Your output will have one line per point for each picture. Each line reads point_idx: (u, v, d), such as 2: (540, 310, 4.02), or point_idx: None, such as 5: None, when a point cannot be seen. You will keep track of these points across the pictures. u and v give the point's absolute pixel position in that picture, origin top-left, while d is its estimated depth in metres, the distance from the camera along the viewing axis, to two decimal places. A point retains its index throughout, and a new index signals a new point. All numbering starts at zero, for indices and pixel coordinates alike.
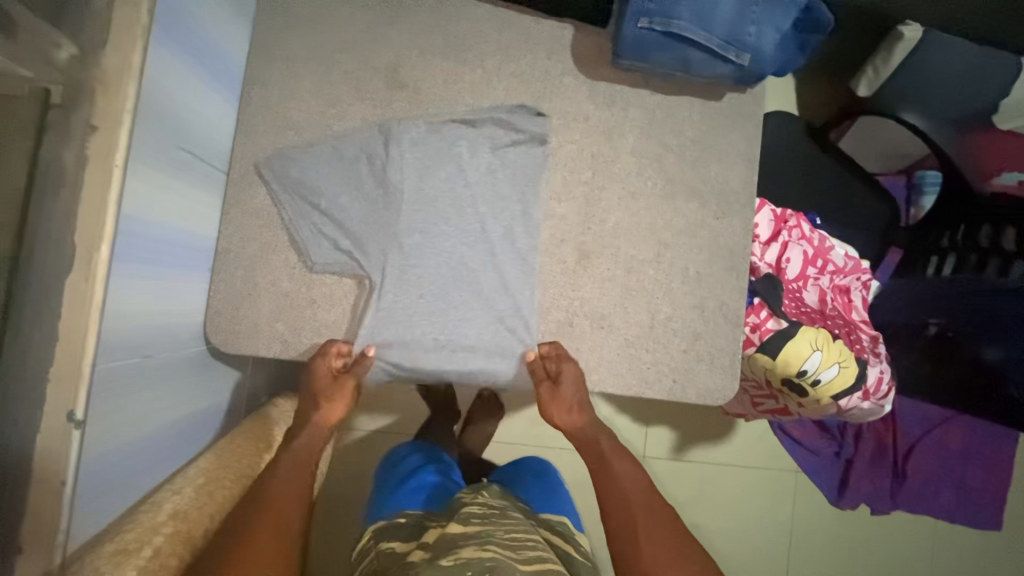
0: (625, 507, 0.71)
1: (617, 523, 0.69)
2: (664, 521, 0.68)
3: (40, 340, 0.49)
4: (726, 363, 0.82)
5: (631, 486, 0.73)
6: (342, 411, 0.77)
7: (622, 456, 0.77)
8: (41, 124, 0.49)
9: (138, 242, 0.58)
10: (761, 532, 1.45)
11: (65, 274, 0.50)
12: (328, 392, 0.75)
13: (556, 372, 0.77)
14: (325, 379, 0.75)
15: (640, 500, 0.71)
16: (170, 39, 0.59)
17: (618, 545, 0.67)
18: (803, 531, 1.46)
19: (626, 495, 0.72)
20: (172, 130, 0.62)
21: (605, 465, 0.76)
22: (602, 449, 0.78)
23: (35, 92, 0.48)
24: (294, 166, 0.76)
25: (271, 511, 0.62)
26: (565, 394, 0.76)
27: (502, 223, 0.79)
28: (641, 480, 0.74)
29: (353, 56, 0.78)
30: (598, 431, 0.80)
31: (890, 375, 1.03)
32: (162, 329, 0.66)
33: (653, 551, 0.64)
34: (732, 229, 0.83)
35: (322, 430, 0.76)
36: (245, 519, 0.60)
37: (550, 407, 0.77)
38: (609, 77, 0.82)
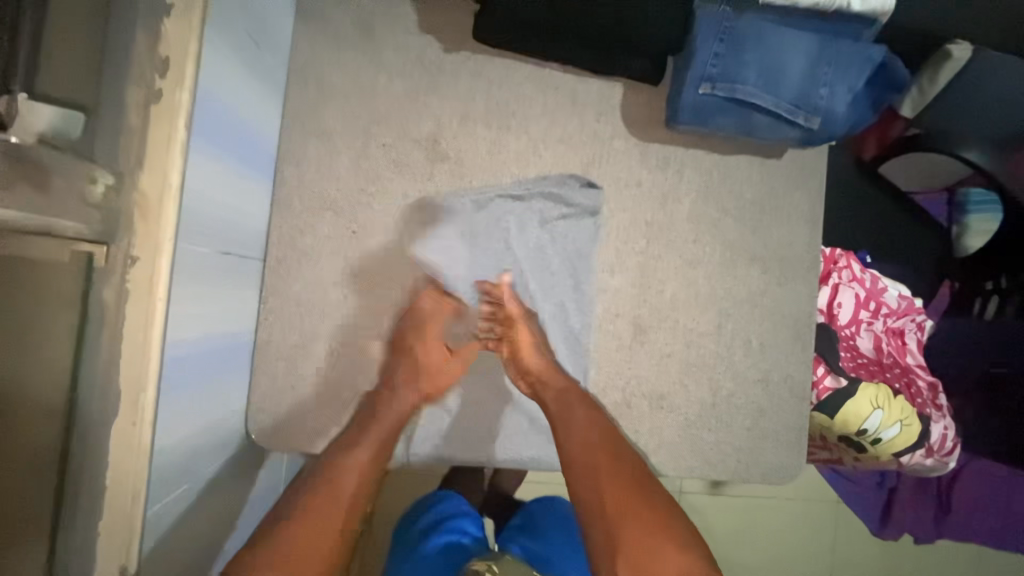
0: (588, 453, 0.63)
1: (578, 473, 0.62)
2: (632, 468, 0.62)
3: (90, 493, 0.46)
4: (792, 440, 0.78)
5: (595, 432, 0.65)
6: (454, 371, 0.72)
7: (585, 401, 0.68)
8: (83, 293, 0.45)
9: (183, 364, 0.54)
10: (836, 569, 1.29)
11: (109, 425, 0.46)
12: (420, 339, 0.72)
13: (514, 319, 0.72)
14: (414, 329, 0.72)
15: (603, 445, 0.64)
16: (208, 142, 0.54)
17: (583, 497, 0.61)
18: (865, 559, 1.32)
19: (586, 438, 0.64)
20: (209, 235, 0.57)
21: (563, 408, 0.67)
22: (576, 399, 0.67)
23: (76, 257, 0.45)
24: (336, 251, 0.72)
25: (314, 497, 0.59)
26: (524, 336, 0.71)
27: (553, 300, 0.75)
28: (602, 426, 0.65)
29: (391, 126, 0.73)
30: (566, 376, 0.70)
31: (954, 430, 0.98)
32: (210, 439, 0.62)
33: (614, 503, 0.58)
34: (797, 295, 0.78)
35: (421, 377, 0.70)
36: (283, 513, 0.57)
37: (514, 351, 0.70)
38: (663, 137, 0.77)
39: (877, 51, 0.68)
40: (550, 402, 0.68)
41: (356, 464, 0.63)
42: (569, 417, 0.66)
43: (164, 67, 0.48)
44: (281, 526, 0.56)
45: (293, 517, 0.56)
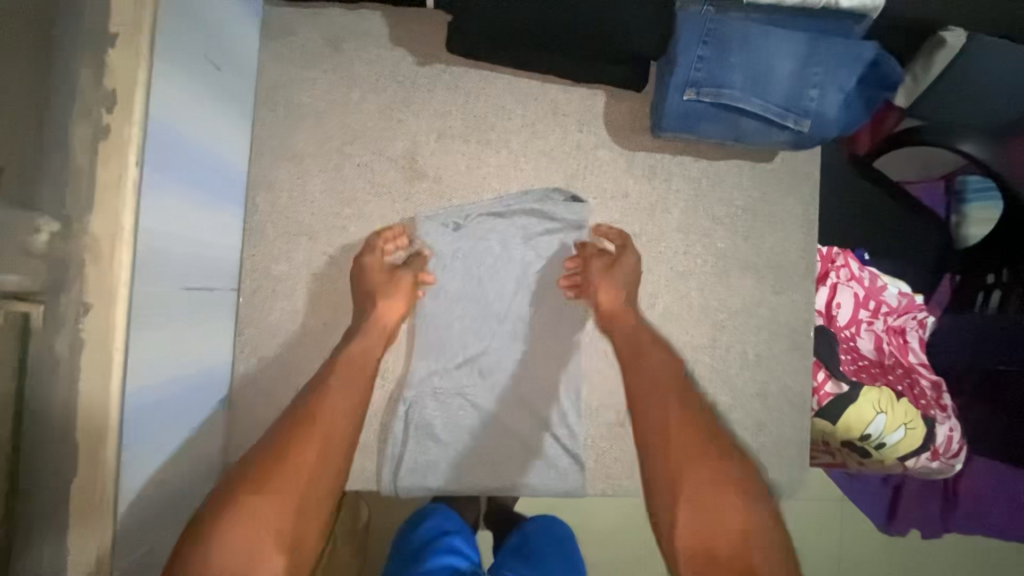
0: (657, 398, 0.64)
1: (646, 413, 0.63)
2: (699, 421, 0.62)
3: (52, 555, 0.44)
4: (793, 453, 0.75)
5: (667, 379, 0.65)
6: (399, 310, 0.67)
7: (658, 348, 0.69)
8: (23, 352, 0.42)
9: (151, 410, 0.52)
10: None
11: (69, 484, 0.44)
12: (383, 288, 0.67)
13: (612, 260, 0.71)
14: (381, 274, 0.68)
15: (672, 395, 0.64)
16: (166, 176, 0.51)
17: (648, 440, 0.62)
18: None
19: (658, 380, 0.65)
20: (175, 272, 0.54)
21: (637, 355, 0.67)
22: (642, 342, 0.69)
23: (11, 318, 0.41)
24: (313, 278, 0.69)
25: (315, 427, 0.58)
26: (616, 275, 0.70)
27: (542, 320, 0.72)
28: (678, 375, 0.66)
29: (366, 146, 0.70)
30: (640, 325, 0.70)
31: (960, 432, 0.95)
32: (187, 481, 0.60)
33: (677, 455, 0.58)
34: (793, 304, 0.76)
35: (379, 332, 0.66)
36: (281, 438, 0.57)
37: (597, 284, 0.70)
38: (649, 145, 0.74)
39: (868, 48, 0.65)
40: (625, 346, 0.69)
41: (348, 398, 0.61)
42: (640, 364, 0.67)
43: (111, 101, 0.45)
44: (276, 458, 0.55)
45: (293, 443, 0.56)
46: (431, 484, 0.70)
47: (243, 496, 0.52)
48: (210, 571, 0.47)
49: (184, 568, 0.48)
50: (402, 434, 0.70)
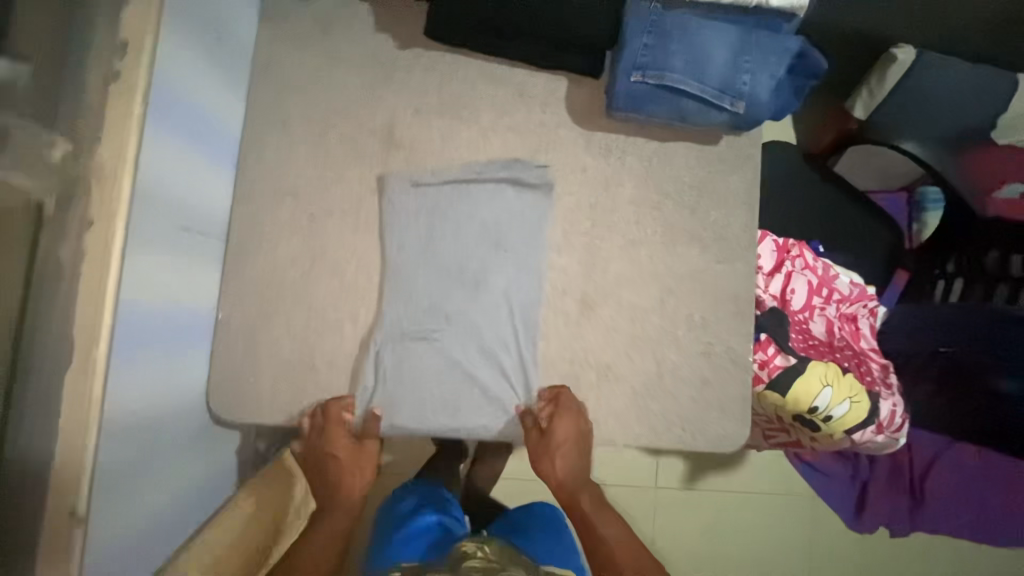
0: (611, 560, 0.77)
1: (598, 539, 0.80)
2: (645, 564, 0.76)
3: (41, 440, 0.49)
4: (736, 410, 0.81)
5: (622, 539, 0.80)
6: (365, 482, 0.81)
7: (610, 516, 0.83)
8: (35, 227, 0.48)
9: (139, 324, 0.58)
10: (782, 543, 1.52)
11: (62, 373, 0.50)
12: (353, 464, 0.79)
13: (549, 420, 0.78)
14: (348, 453, 0.78)
15: (622, 550, 0.78)
16: (164, 122, 0.59)
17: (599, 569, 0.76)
18: (823, 540, 1.53)
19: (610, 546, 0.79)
20: (170, 210, 0.62)
21: (589, 519, 0.82)
22: (591, 502, 0.84)
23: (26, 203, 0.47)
24: (295, 233, 0.76)
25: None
26: (558, 432, 0.77)
27: (506, 278, 0.79)
28: (621, 524, 0.82)
29: (348, 118, 0.78)
30: (581, 487, 0.84)
31: (902, 408, 1.01)
32: (167, 406, 0.66)
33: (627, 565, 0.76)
34: (736, 272, 0.83)
35: (348, 502, 0.79)
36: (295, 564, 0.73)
37: (539, 451, 0.79)
38: (605, 126, 0.82)
39: (794, 42, 0.74)
40: (587, 516, 0.82)
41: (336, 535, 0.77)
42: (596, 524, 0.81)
43: (123, 49, 0.53)
44: None
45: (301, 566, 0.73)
46: (397, 425, 0.76)
47: None
48: None
49: None
50: (370, 378, 0.76)
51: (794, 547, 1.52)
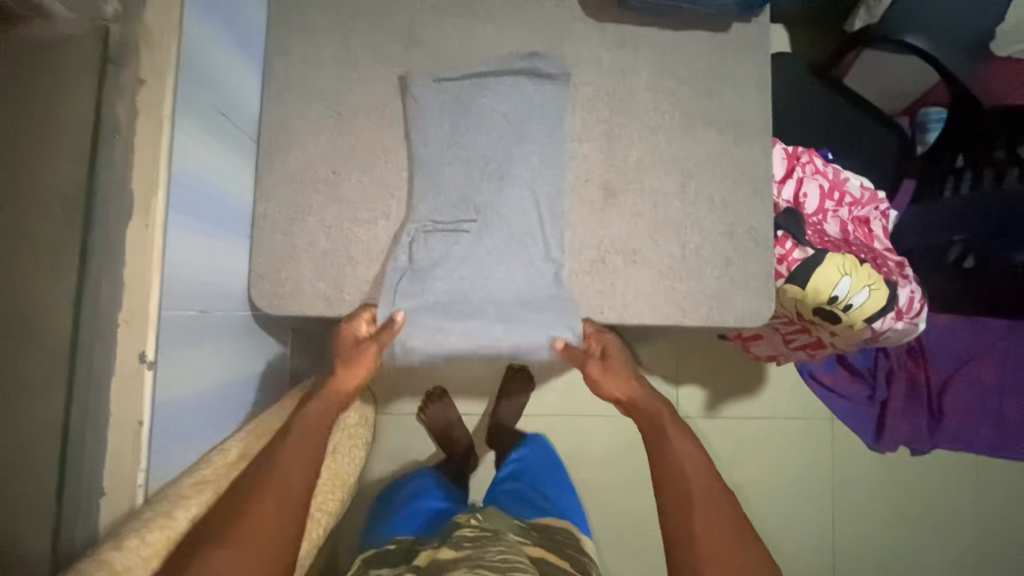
0: (682, 489, 0.70)
1: (669, 481, 0.71)
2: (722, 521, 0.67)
3: (109, 284, 0.51)
4: (761, 287, 0.83)
5: (692, 474, 0.71)
6: (359, 380, 0.77)
7: (679, 431, 0.76)
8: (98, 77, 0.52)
9: (189, 195, 0.60)
10: (806, 465, 1.54)
11: (125, 224, 0.52)
12: (350, 357, 0.76)
13: (603, 350, 0.82)
14: (349, 343, 0.77)
15: (699, 485, 0.70)
16: (197, 0, 0.61)
17: (665, 504, 0.70)
18: (844, 460, 1.54)
19: (686, 477, 0.71)
20: (208, 92, 0.64)
21: (662, 439, 0.75)
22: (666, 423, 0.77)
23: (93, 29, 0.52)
24: (323, 132, 0.79)
25: (270, 485, 0.56)
26: (614, 367, 0.82)
27: (529, 169, 0.81)
28: (701, 461, 0.73)
29: (368, 20, 0.80)
30: (659, 405, 0.79)
31: (920, 294, 1.04)
32: (222, 287, 0.68)
33: (702, 523, 0.67)
34: (753, 154, 0.84)
35: (337, 397, 0.76)
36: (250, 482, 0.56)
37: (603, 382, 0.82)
38: (618, 18, 0.84)
39: None
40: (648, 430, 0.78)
41: (306, 451, 0.61)
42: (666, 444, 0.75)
43: None
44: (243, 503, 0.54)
45: (246, 499, 0.55)
46: (434, 310, 0.77)
47: (211, 544, 0.51)
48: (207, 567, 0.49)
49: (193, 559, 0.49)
50: (408, 265, 0.78)
51: (819, 468, 1.54)
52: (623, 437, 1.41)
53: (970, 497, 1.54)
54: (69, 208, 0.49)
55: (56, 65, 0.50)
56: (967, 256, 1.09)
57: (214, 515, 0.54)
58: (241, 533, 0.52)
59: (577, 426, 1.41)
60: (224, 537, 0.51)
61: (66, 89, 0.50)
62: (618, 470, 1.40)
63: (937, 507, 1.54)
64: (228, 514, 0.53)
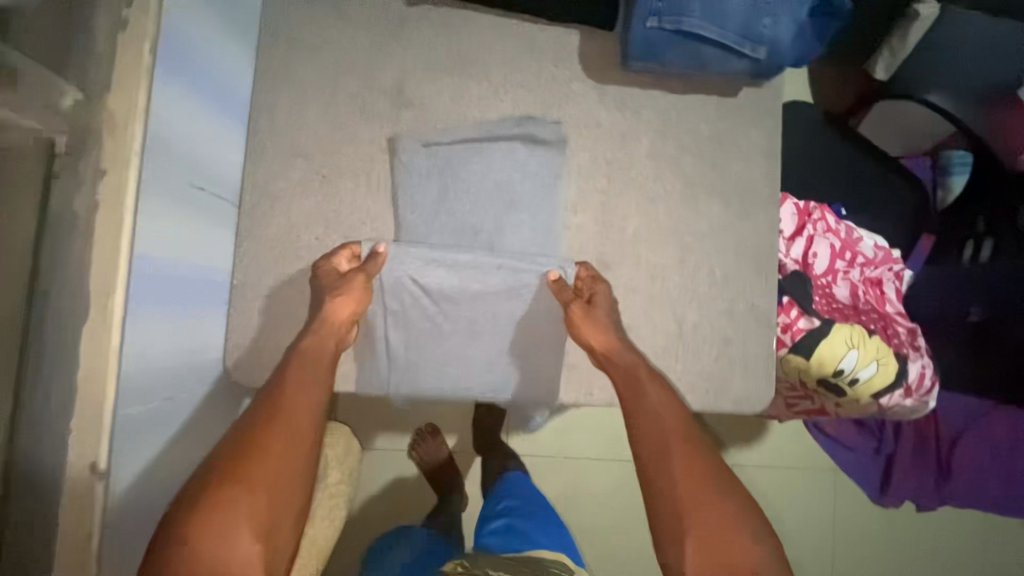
0: (660, 440, 0.64)
1: (645, 432, 0.65)
2: (701, 463, 0.61)
3: (58, 393, 0.48)
4: (760, 369, 0.79)
5: (668, 421, 0.66)
6: (354, 309, 0.70)
7: (657, 385, 0.69)
8: (50, 171, 0.48)
9: (157, 281, 0.58)
10: (806, 518, 1.49)
11: (79, 327, 0.49)
12: (339, 286, 0.70)
13: (589, 296, 0.75)
14: (332, 274, 0.72)
15: (673, 429, 0.65)
16: (173, 73, 0.58)
17: (644, 462, 0.63)
18: (845, 514, 1.50)
19: (661, 424, 0.65)
20: (183, 167, 0.61)
21: (638, 391, 0.69)
22: (643, 377, 0.70)
23: (39, 143, 0.48)
24: (307, 195, 0.76)
25: (279, 419, 0.59)
26: (596, 316, 0.73)
27: (520, 238, 0.78)
28: (675, 409, 0.67)
29: (357, 77, 0.77)
30: (635, 357, 0.72)
31: (932, 370, 0.99)
32: (188, 366, 0.66)
33: (682, 463, 0.61)
34: (758, 228, 0.80)
35: (334, 326, 0.69)
36: (252, 423, 0.58)
37: (580, 326, 0.73)
38: (620, 80, 0.80)
39: None
40: (618, 376, 0.71)
41: (314, 384, 0.64)
42: (641, 400, 0.68)
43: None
44: (252, 436, 0.57)
45: (259, 430, 0.57)
46: (397, 363, 0.77)
47: (223, 473, 0.53)
48: (232, 489, 0.52)
49: (206, 485, 0.52)
50: (387, 318, 0.76)
51: (819, 521, 1.49)
52: (615, 484, 1.37)
53: (974, 557, 1.49)
54: (11, 325, 0.46)
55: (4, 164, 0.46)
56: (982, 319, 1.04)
57: (234, 437, 0.57)
58: (251, 473, 0.54)
59: (568, 470, 1.38)
60: (235, 463, 0.54)
61: (15, 187, 0.46)
62: (608, 516, 1.37)
63: (940, 566, 1.49)
64: (242, 444, 0.56)
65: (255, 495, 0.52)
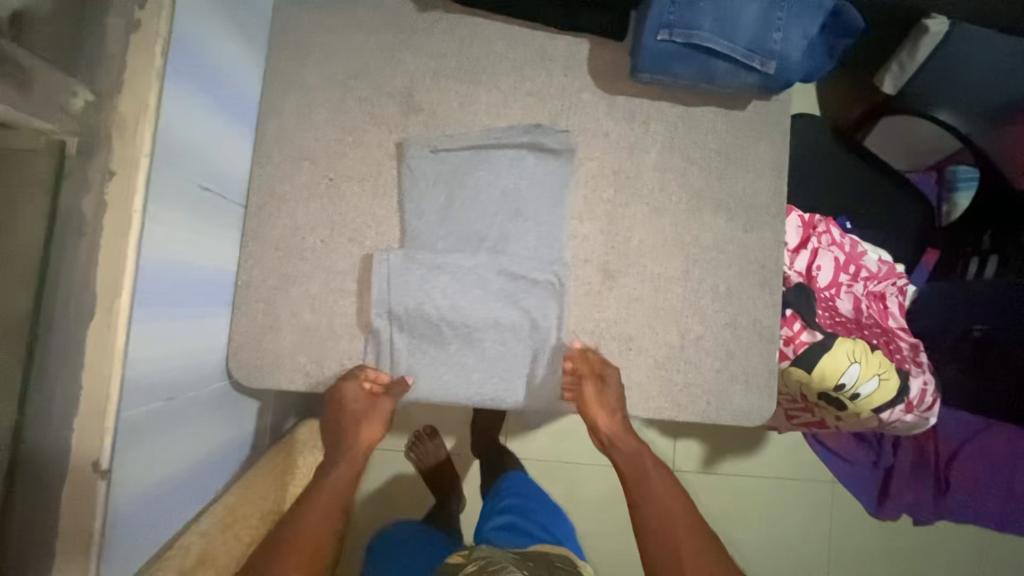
0: (665, 531, 0.72)
1: (647, 522, 0.73)
2: (704, 551, 0.71)
3: (63, 394, 0.48)
4: (762, 383, 0.79)
5: (673, 508, 0.75)
6: (378, 433, 0.77)
7: (660, 473, 0.78)
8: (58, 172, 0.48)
9: (160, 283, 0.57)
10: (804, 529, 1.48)
11: (84, 328, 0.49)
12: (364, 412, 0.75)
13: (600, 379, 0.76)
14: (360, 398, 0.75)
15: (680, 521, 0.73)
16: (183, 75, 0.58)
17: (652, 553, 0.71)
18: (842, 526, 1.50)
19: (666, 513, 0.74)
20: (191, 169, 0.61)
21: (645, 484, 0.76)
22: (646, 466, 0.78)
23: (50, 144, 0.48)
24: (314, 198, 0.76)
25: (296, 552, 0.64)
26: (607, 399, 0.76)
27: (525, 246, 0.77)
28: (681, 498, 0.76)
29: (367, 82, 0.77)
30: (643, 450, 0.79)
31: (934, 386, 0.98)
32: (189, 367, 0.66)
33: (688, 545, 0.71)
34: (763, 241, 0.80)
35: (358, 454, 0.76)
36: (270, 557, 0.63)
37: (592, 407, 0.76)
38: (629, 90, 0.80)
39: None
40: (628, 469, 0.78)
41: (332, 508, 0.70)
42: (647, 489, 0.76)
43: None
44: (273, 570, 0.62)
45: (273, 566, 0.62)
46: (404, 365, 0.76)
47: None
48: None
49: None
50: (389, 317, 0.75)
51: (817, 533, 1.48)
52: (613, 491, 1.37)
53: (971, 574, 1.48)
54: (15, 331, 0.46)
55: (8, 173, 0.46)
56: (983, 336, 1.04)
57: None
58: None
59: (567, 476, 1.38)
60: None
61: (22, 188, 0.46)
62: (605, 523, 1.37)
63: None
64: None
65: None
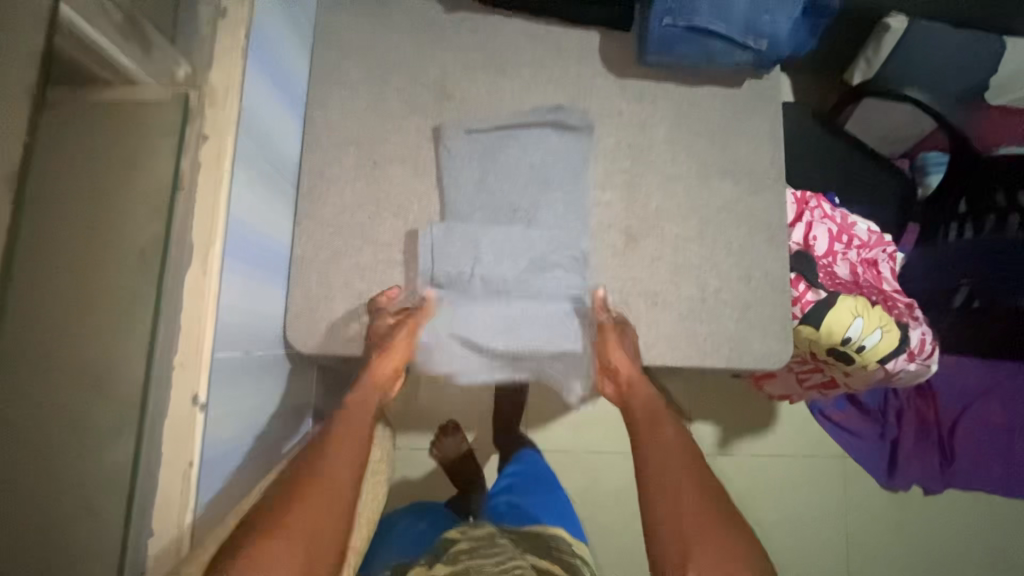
0: (668, 475, 0.68)
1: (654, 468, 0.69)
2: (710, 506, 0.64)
3: (170, 330, 0.53)
4: (778, 330, 0.85)
5: (682, 460, 0.69)
6: (398, 365, 0.76)
7: (669, 424, 0.75)
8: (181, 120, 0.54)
9: (241, 242, 0.64)
10: (824, 506, 1.50)
11: (186, 271, 0.55)
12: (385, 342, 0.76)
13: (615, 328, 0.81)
14: (383, 329, 0.76)
15: (689, 471, 0.68)
16: (256, 59, 0.66)
17: (654, 499, 0.66)
18: (859, 502, 1.51)
19: (671, 461, 0.69)
20: (260, 144, 0.68)
21: (652, 430, 0.74)
22: (654, 417, 0.76)
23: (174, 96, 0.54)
24: (359, 178, 0.82)
25: (314, 487, 0.59)
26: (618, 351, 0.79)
27: (553, 214, 0.84)
28: (689, 449, 0.71)
29: (404, 75, 0.85)
30: (648, 400, 0.78)
31: (932, 335, 1.07)
32: (260, 326, 0.71)
33: (691, 500, 0.64)
34: (767, 203, 0.88)
35: (374, 384, 0.75)
36: (287, 496, 0.58)
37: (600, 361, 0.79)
38: (637, 75, 0.89)
39: None
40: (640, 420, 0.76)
41: (348, 453, 0.65)
42: (655, 437, 0.73)
43: None
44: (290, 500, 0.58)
45: (293, 501, 0.57)
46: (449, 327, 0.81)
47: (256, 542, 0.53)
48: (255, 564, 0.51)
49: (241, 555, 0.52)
50: (432, 282, 0.81)
51: (837, 509, 1.50)
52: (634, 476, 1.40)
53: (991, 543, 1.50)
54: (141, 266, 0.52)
55: (140, 126, 0.52)
56: (973, 298, 1.14)
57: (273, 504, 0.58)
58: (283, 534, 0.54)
59: (587, 464, 1.41)
60: (279, 526, 0.55)
61: (142, 140, 0.52)
62: (629, 508, 1.39)
63: (955, 557, 1.49)
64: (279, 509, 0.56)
65: (286, 552, 0.53)
